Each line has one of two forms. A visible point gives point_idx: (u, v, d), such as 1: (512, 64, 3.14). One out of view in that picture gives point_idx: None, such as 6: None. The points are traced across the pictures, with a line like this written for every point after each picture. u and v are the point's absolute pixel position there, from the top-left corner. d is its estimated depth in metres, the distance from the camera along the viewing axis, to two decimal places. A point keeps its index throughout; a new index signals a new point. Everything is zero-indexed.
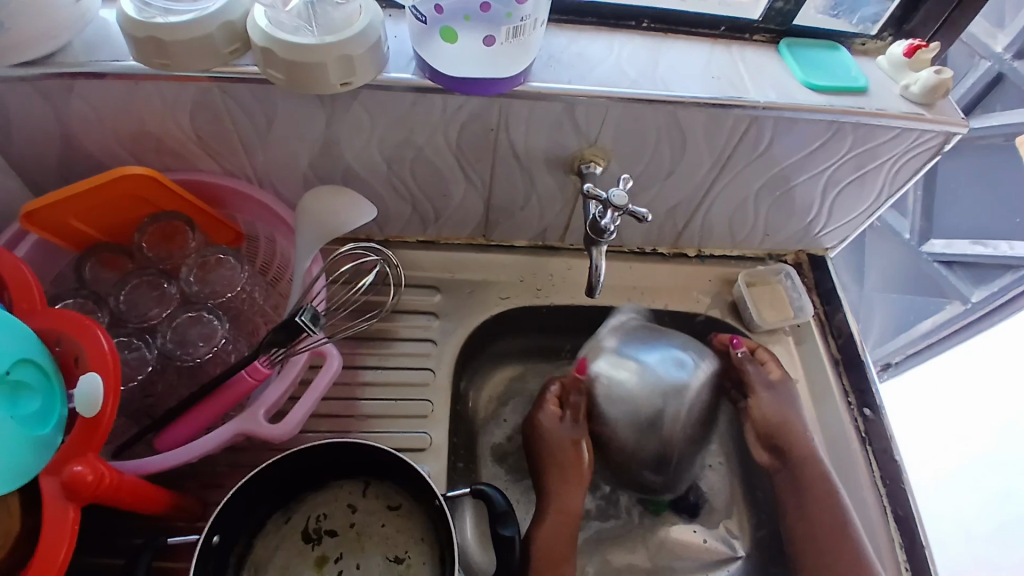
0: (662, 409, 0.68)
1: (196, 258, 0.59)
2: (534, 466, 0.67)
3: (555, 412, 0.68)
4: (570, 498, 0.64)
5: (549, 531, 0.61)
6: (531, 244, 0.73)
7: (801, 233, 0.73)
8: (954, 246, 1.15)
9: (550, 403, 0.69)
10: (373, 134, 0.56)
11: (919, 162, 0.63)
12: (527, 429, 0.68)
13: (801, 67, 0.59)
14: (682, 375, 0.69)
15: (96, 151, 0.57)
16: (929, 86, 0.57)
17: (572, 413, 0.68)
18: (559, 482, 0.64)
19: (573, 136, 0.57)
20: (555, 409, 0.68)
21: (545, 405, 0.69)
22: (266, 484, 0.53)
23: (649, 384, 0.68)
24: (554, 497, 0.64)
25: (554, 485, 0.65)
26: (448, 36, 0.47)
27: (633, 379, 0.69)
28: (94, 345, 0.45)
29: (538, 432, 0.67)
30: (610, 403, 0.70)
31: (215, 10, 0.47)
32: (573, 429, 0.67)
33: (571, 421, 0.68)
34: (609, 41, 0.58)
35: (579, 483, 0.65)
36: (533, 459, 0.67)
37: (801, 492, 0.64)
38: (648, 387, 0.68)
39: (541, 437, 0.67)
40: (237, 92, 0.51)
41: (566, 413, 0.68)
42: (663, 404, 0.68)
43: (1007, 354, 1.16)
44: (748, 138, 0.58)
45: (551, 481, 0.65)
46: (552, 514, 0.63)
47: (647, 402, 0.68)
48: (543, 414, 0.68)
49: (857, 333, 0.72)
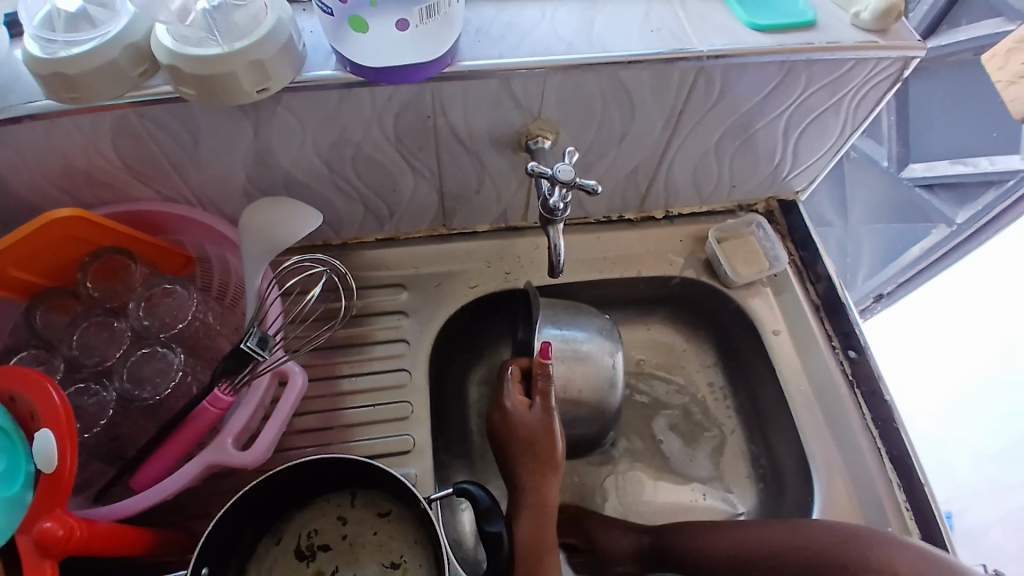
0: (610, 393, 0.64)
1: (143, 291, 0.57)
2: (504, 457, 0.60)
3: (522, 400, 0.59)
4: (548, 489, 0.58)
5: (530, 531, 0.56)
6: (493, 227, 0.71)
7: (769, 179, 0.71)
8: (935, 168, 1.13)
9: (516, 387, 0.60)
10: (306, 139, 0.53)
11: (881, 91, 0.61)
12: (494, 422, 0.60)
13: (744, 7, 0.56)
14: (609, 339, 0.64)
15: (28, 194, 0.54)
16: (880, 10, 0.55)
17: (540, 400, 0.59)
18: (533, 474, 0.58)
19: (516, 113, 0.55)
20: (521, 396, 0.60)
21: (510, 392, 0.60)
22: (246, 512, 0.51)
23: (599, 360, 0.63)
24: (531, 491, 0.58)
25: (525, 477, 0.58)
26: (358, 25, 0.45)
27: (588, 352, 0.63)
28: (47, 400, 0.43)
29: (509, 424, 0.59)
30: (575, 384, 0.62)
31: (117, 32, 0.44)
32: (543, 415, 0.59)
33: (540, 406, 0.59)
34: (539, 7, 0.55)
35: (552, 471, 0.58)
36: (504, 456, 0.60)
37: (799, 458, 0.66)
38: (600, 364, 0.63)
39: (509, 432, 0.59)
40: (154, 114, 0.48)
41: (534, 398, 0.59)
42: (614, 367, 0.64)
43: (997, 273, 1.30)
44: (698, 90, 0.56)
45: (525, 474, 0.58)
46: (527, 510, 0.57)
47: (604, 376, 0.63)
48: (508, 405, 0.59)
49: (835, 276, 0.71)
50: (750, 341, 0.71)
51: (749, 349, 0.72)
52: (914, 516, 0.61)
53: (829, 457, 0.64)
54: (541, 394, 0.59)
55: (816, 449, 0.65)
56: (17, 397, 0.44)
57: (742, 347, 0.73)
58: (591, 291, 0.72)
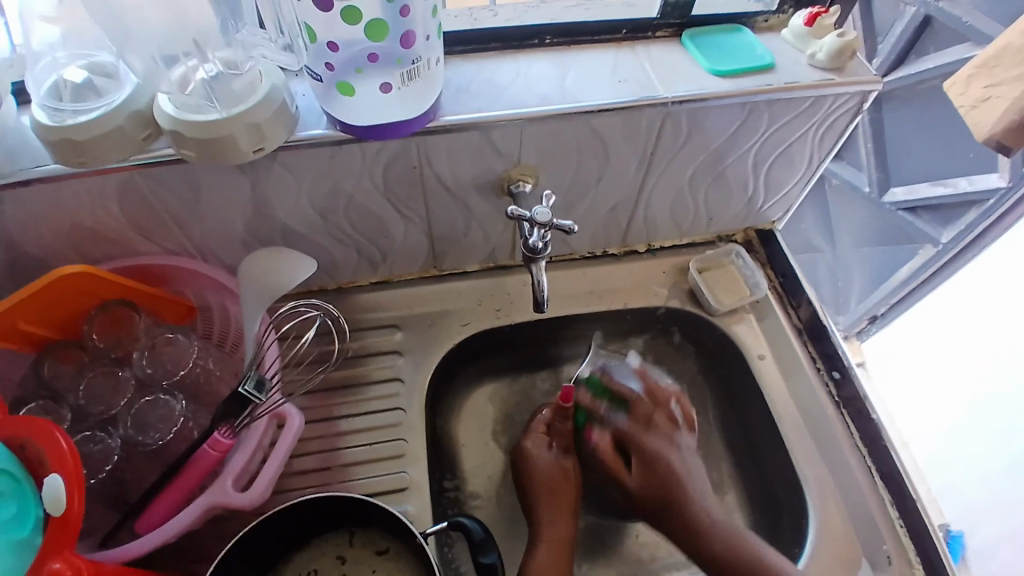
0: None
1: (147, 340, 0.60)
2: (527, 494, 0.66)
3: (540, 440, 0.69)
4: (561, 522, 0.63)
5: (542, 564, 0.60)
6: (483, 267, 0.74)
7: (745, 211, 0.74)
8: (915, 191, 1.27)
9: (535, 430, 0.69)
10: (300, 191, 0.57)
11: (843, 125, 0.64)
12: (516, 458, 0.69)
13: (706, 55, 0.60)
14: None
15: (38, 252, 0.57)
16: (834, 51, 0.59)
17: (558, 443, 0.68)
18: (551, 513, 0.64)
19: (498, 160, 0.58)
20: (541, 436, 0.69)
21: (532, 435, 0.69)
22: (250, 553, 0.53)
23: None
24: (545, 527, 0.63)
25: (544, 513, 0.64)
26: (345, 89, 0.48)
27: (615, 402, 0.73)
28: (54, 445, 0.44)
29: (526, 461, 0.68)
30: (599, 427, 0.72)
31: (123, 98, 0.47)
32: (557, 458, 0.68)
33: (558, 448, 0.69)
34: (516, 63, 0.60)
35: (569, 508, 0.65)
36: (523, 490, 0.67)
37: (790, 482, 0.66)
38: None
39: (529, 471, 0.67)
40: (157, 173, 0.52)
41: (553, 440, 0.69)
42: None
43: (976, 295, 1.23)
44: (667, 132, 0.59)
45: (543, 511, 0.65)
46: (546, 543, 0.62)
47: None
48: (528, 443, 0.68)
49: (816, 300, 0.72)
50: (736, 366, 0.73)
51: (736, 376, 0.74)
52: (907, 531, 0.62)
53: (820, 477, 0.65)
54: (560, 436, 0.69)
55: (806, 470, 0.66)
56: (27, 444, 0.46)
57: (731, 374, 0.74)
58: (581, 324, 0.75)
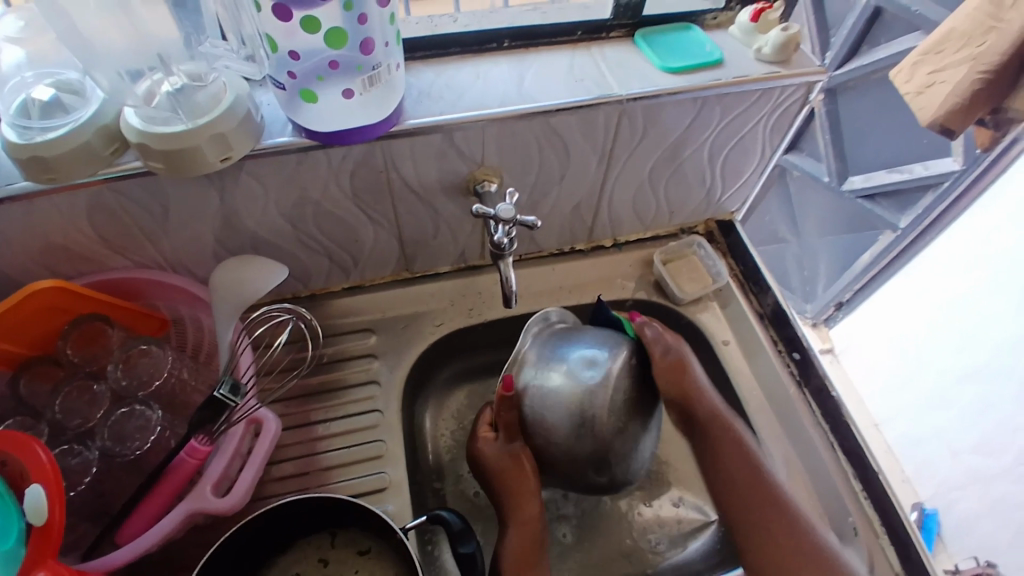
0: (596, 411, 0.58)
1: (120, 353, 0.60)
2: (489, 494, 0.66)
3: (485, 434, 0.65)
4: (530, 507, 0.62)
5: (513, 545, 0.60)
6: (455, 268, 0.75)
7: (705, 203, 0.77)
8: (872, 178, 1.28)
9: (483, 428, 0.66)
10: (268, 200, 0.58)
11: (793, 114, 0.67)
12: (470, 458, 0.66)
13: (657, 54, 0.63)
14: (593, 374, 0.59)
15: (9, 272, 0.58)
16: (779, 44, 0.61)
17: (504, 433, 0.64)
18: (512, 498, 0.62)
19: (462, 161, 0.60)
20: (487, 432, 0.66)
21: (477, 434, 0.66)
22: (231, 562, 0.53)
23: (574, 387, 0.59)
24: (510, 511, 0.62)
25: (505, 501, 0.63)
26: (309, 97, 0.49)
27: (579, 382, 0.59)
28: (36, 459, 0.45)
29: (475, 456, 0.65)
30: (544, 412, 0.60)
31: (89, 116, 0.48)
32: (506, 450, 0.64)
33: (503, 438, 0.64)
34: (473, 67, 0.62)
35: (527, 492, 0.63)
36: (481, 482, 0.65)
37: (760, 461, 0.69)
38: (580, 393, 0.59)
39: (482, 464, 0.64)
40: (126, 188, 0.53)
41: (500, 432, 0.64)
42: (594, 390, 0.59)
43: (927, 277, 1.36)
44: (623, 129, 0.62)
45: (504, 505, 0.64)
46: (513, 527, 0.61)
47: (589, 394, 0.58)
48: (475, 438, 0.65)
49: (777, 288, 0.75)
50: (704, 352, 0.76)
51: (705, 362, 0.76)
52: (871, 503, 0.64)
53: (786, 454, 0.68)
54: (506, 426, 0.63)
55: (773, 448, 0.69)
56: (7, 459, 0.46)
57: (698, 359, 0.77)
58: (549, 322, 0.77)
